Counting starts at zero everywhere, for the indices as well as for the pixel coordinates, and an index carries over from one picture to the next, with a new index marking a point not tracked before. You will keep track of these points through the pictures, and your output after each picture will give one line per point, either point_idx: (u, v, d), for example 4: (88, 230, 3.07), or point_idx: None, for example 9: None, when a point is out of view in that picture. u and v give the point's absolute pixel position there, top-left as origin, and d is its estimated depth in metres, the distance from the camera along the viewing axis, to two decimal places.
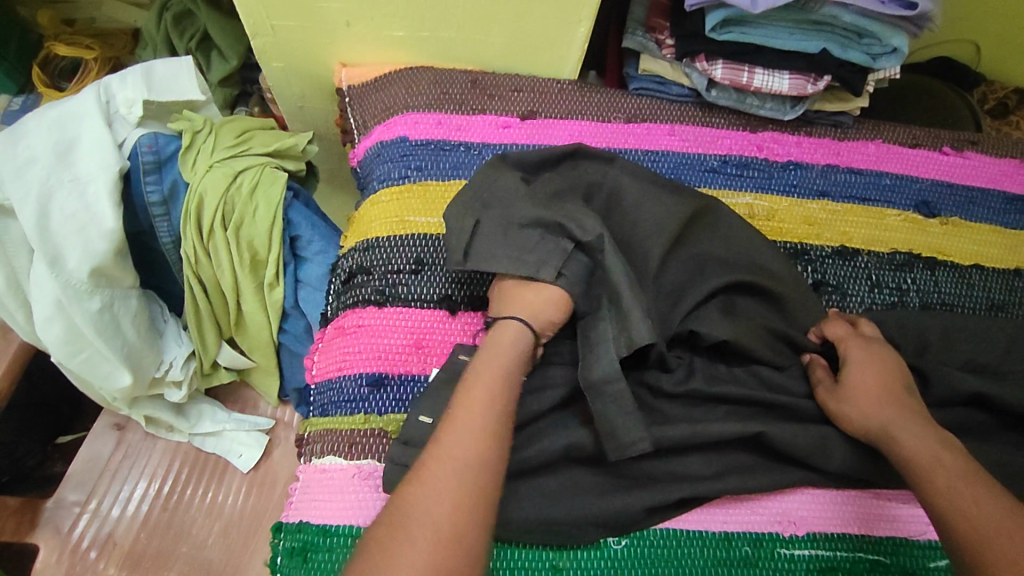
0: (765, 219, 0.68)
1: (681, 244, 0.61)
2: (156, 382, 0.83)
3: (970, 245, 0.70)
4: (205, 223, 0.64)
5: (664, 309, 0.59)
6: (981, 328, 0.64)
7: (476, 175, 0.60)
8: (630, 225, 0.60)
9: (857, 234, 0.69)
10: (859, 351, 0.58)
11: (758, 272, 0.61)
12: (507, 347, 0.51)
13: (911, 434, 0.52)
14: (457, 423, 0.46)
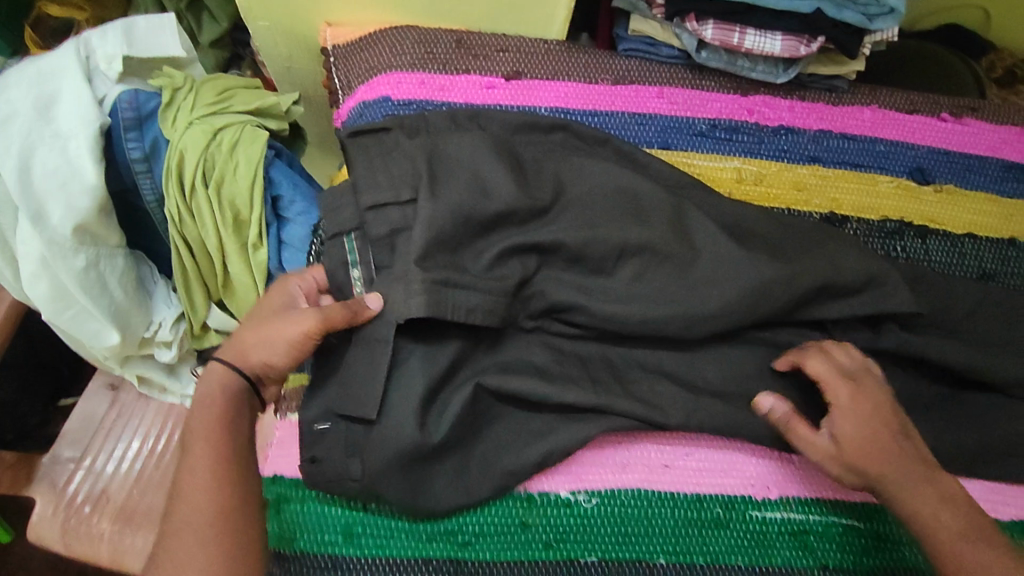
0: (753, 184, 0.67)
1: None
2: (146, 341, 0.84)
3: (965, 214, 0.68)
4: (186, 179, 0.64)
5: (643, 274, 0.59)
6: (964, 303, 0.63)
7: (456, 140, 0.59)
8: (609, 189, 0.59)
9: (847, 201, 0.68)
10: (851, 392, 0.54)
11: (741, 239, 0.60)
12: (214, 394, 0.53)
13: (910, 488, 0.52)
14: (188, 478, 0.49)
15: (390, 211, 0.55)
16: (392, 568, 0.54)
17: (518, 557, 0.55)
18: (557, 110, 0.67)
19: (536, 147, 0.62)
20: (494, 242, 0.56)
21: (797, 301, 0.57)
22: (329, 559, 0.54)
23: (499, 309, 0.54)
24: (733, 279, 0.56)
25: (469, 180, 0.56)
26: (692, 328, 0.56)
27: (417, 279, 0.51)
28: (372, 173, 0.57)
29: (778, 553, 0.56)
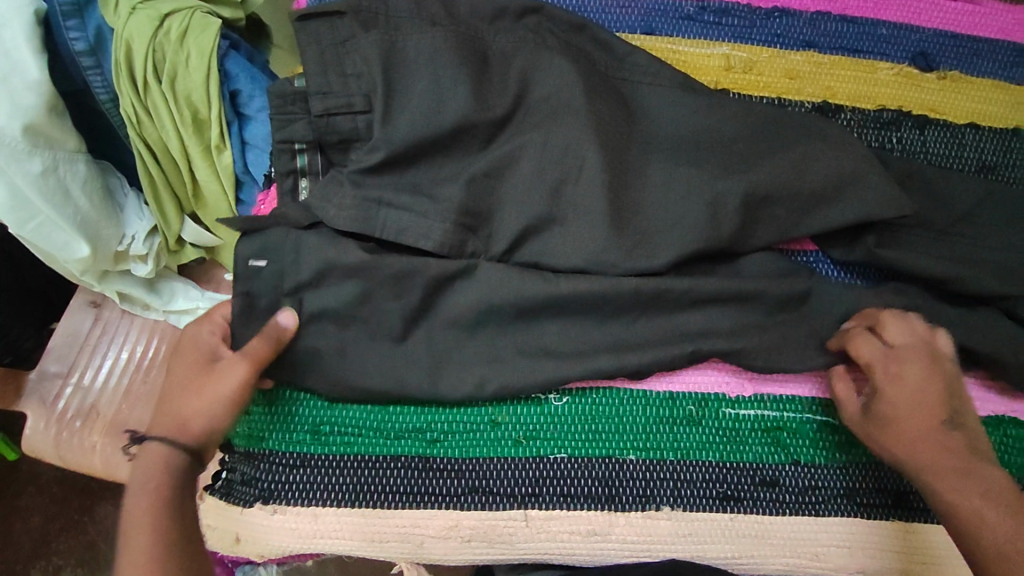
0: (743, 71, 0.62)
1: (645, 118, 0.56)
2: (121, 256, 0.82)
3: (968, 102, 0.64)
4: (138, 74, 0.61)
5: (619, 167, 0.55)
6: (972, 198, 0.58)
7: (413, 35, 0.53)
8: (583, 74, 0.54)
9: (842, 89, 0.63)
10: (894, 372, 0.51)
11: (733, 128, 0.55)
12: (163, 471, 0.47)
13: (947, 487, 0.47)
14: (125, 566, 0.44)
15: (342, 122, 0.52)
16: (359, 466, 0.52)
17: (488, 455, 0.53)
18: None
19: (509, 36, 0.56)
20: (449, 164, 0.54)
21: (780, 211, 0.54)
22: (292, 458, 0.52)
23: (454, 228, 0.52)
24: (708, 184, 0.53)
25: (428, 89, 0.52)
26: (668, 224, 0.53)
27: (352, 195, 0.51)
28: (325, 74, 0.52)
29: (751, 449, 0.56)
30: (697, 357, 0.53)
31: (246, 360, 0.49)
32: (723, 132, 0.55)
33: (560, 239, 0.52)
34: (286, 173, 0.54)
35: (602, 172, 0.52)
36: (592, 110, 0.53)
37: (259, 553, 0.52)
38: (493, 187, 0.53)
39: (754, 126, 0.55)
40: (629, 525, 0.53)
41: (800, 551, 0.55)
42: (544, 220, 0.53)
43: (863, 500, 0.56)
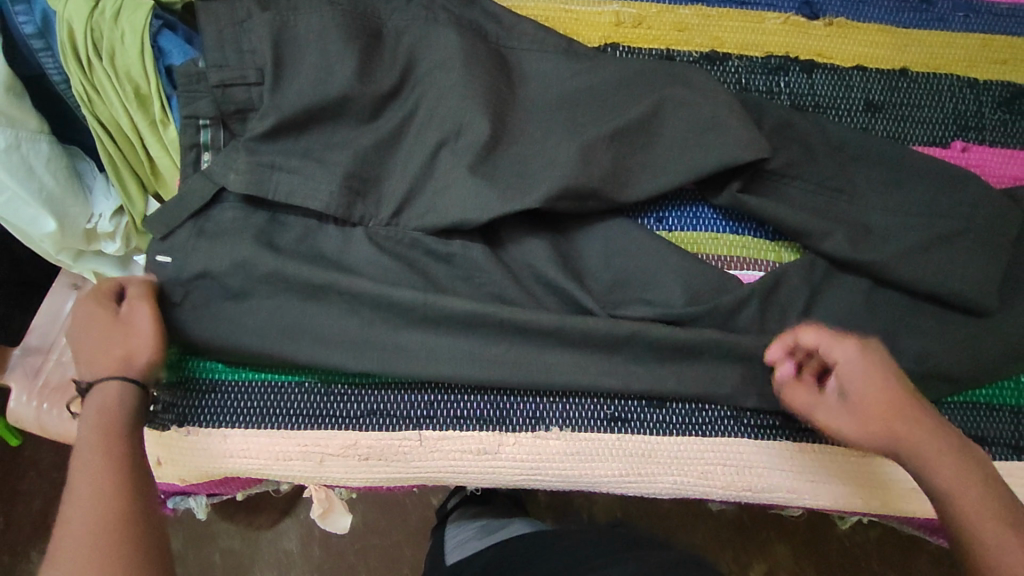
0: (632, 26, 0.66)
1: (524, 80, 0.62)
2: (90, 236, 0.85)
3: (854, 46, 0.67)
4: (81, 52, 0.68)
5: (504, 121, 0.59)
6: (845, 141, 0.62)
7: (305, 15, 0.59)
8: (468, 39, 0.60)
9: (730, 38, 0.67)
10: (838, 353, 0.50)
11: (606, 87, 0.60)
12: (113, 405, 0.50)
13: (933, 466, 0.46)
14: (79, 488, 0.45)
15: (236, 93, 0.58)
16: (264, 392, 0.56)
17: (384, 380, 0.56)
18: None
19: (401, 15, 0.61)
20: (343, 120, 0.59)
21: (651, 158, 0.59)
22: (205, 384, 0.57)
23: (334, 169, 0.57)
24: (582, 136, 0.58)
25: (319, 53, 0.58)
26: (547, 167, 0.57)
27: (244, 159, 0.57)
28: (221, 49, 0.57)
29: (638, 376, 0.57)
30: (570, 296, 0.57)
31: (145, 298, 0.54)
32: (596, 93, 0.60)
33: (445, 185, 0.57)
34: (189, 147, 0.58)
35: (480, 122, 0.57)
36: (471, 73, 0.59)
37: (180, 475, 0.57)
38: (378, 151, 0.58)
39: (624, 86, 0.60)
40: (518, 445, 0.56)
41: (688, 469, 0.56)
42: (425, 175, 0.58)
43: (754, 422, 0.57)
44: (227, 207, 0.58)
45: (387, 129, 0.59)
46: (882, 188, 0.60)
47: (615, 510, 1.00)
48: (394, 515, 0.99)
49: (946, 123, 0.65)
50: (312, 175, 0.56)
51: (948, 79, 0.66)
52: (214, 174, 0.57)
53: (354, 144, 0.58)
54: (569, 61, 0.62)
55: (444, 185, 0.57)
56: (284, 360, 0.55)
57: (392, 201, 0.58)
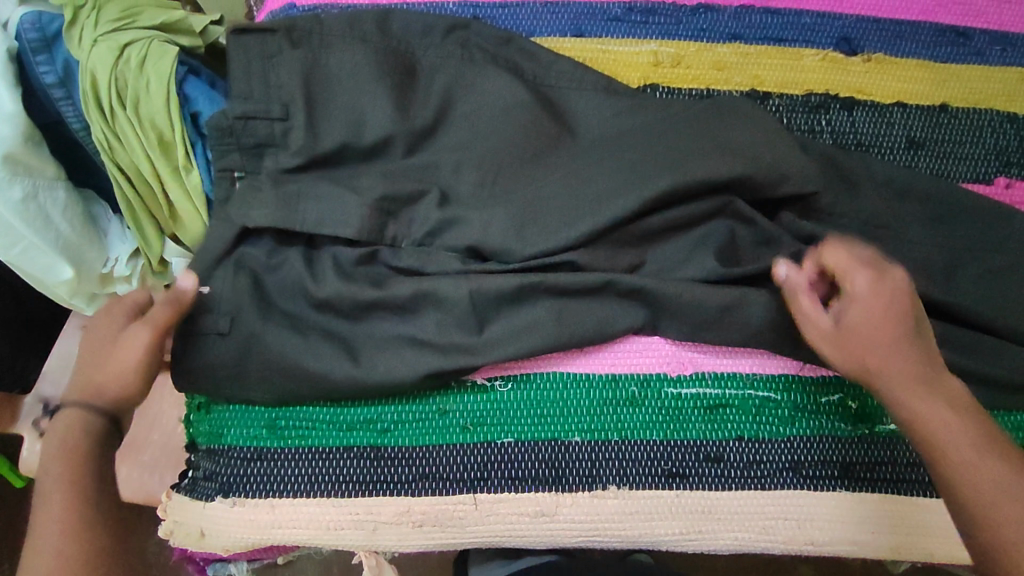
0: (671, 66, 0.65)
1: (569, 119, 0.62)
2: (106, 279, 0.83)
3: (893, 82, 0.66)
4: (104, 101, 0.65)
5: (546, 169, 0.59)
6: (890, 180, 0.61)
7: (337, 52, 0.59)
8: (508, 89, 0.61)
9: (769, 77, 0.66)
10: (859, 287, 0.50)
11: (650, 130, 0.59)
12: (75, 446, 0.50)
13: (899, 386, 0.49)
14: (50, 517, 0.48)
15: (257, 128, 0.58)
16: (313, 458, 0.54)
17: (436, 442, 0.55)
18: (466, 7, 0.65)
19: (437, 51, 0.62)
20: (386, 169, 0.59)
21: (700, 201, 0.58)
22: (250, 452, 0.55)
23: (375, 221, 0.56)
24: (628, 179, 0.57)
25: (350, 103, 0.58)
26: (595, 215, 0.56)
27: (281, 203, 0.57)
28: (248, 82, 0.58)
29: (693, 427, 0.56)
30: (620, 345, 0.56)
31: (148, 325, 0.52)
32: (641, 135, 0.59)
33: (491, 236, 0.56)
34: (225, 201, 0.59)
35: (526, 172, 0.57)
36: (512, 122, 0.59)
37: (223, 547, 0.54)
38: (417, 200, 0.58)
39: (670, 128, 0.59)
40: (575, 505, 0.54)
41: (748, 524, 0.55)
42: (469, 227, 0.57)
43: (813, 473, 0.56)
44: (272, 261, 0.57)
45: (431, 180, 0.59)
46: (929, 227, 0.60)
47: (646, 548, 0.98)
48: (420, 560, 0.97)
49: (990, 158, 0.64)
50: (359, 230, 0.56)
51: (988, 113, 0.65)
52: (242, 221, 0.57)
53: (398, 196, 0.57)
54: (608, 104, 0.62)
55: (490, 236, 0.56)
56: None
57: (440, 256, 0.57)
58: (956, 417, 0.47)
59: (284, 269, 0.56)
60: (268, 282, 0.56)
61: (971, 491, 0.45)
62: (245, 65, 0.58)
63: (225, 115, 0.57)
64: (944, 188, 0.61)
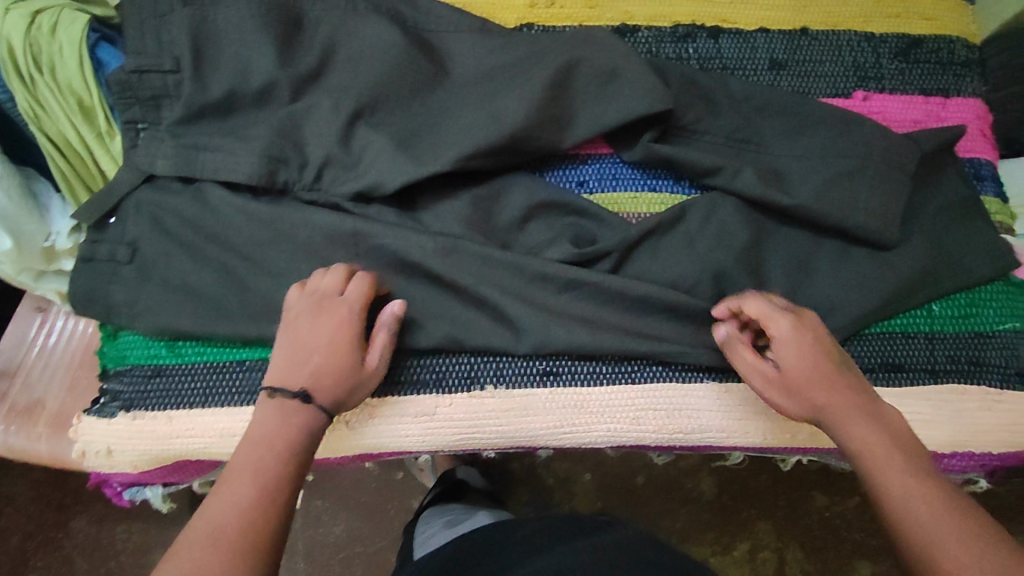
0: (545, 6, 0.70)
1: (446, 60, 0.67)
2: (50, 257, 0.83)
3: (757, 11, 0.71)
4: (21, 68, 0.70)
5: (427, 108, 0.64)
6: (754, 102, 0.65)
7: (224, 8, 0.63)
8: (392, 33, 0.65)
9: (639, 12, 0.70)
10: (790, 334, 0.53)
11: (521, 65, 0.64)
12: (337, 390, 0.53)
13: (849, 422, 0.51)
14: (255, 426, 0.50)
15: (152, 79, 0.62)
16: (210, 372, 0.58)
17: None
18: None
19: (323, 4, 0.66)
20: (275, 113, 0.63)
21: (565, 129, 0.63)
22: (149, 369, 0.59)
23: (259, 160, 0.60)
24: (497, 109, 0.62)
25: (239, 53, 0.63)
26: (467, 143, 0.61)
27: (181, 146, 0.61)
28: (141, 38, 0.62)
29: None
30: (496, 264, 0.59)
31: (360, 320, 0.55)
32: (516, 72, 0.64)
33: (372, 167, 0.61)
34: (130, 151, 0.63)
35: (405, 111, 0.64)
36: (394, 63, 0.64)
37: (130, 462, 0.59)
38: (299, 137, 0.62)
39: (540, 61, 0.63)
40: (454, 405, 0.58)
41: (620, 416, 0.58)
42: (353, 160, 0.62)
43: (682, 366, 0.59)
44: (171, 203, 0.60)
45: (318, 119, 0.62)
46: (788, 141, 0.64)
47: (595, 501, 1.02)
48: (376, 523, 1.02)
49: (848, 75, 0.69)
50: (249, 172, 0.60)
51: (847, 35, 0.70)
52: (141, 164, 0.61)
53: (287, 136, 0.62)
54: (486, 45, 0.67)
55: (373, 168, 0.61)
56: (230, 336, 0.58)
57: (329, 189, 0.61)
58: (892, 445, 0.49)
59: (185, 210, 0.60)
60: (171, 220, 0.60)
61: (897, 515, 0.46)
62: (138, 23, 0.62)
63: (121, 69, 0.62)
64: (799, 105, 0.65)
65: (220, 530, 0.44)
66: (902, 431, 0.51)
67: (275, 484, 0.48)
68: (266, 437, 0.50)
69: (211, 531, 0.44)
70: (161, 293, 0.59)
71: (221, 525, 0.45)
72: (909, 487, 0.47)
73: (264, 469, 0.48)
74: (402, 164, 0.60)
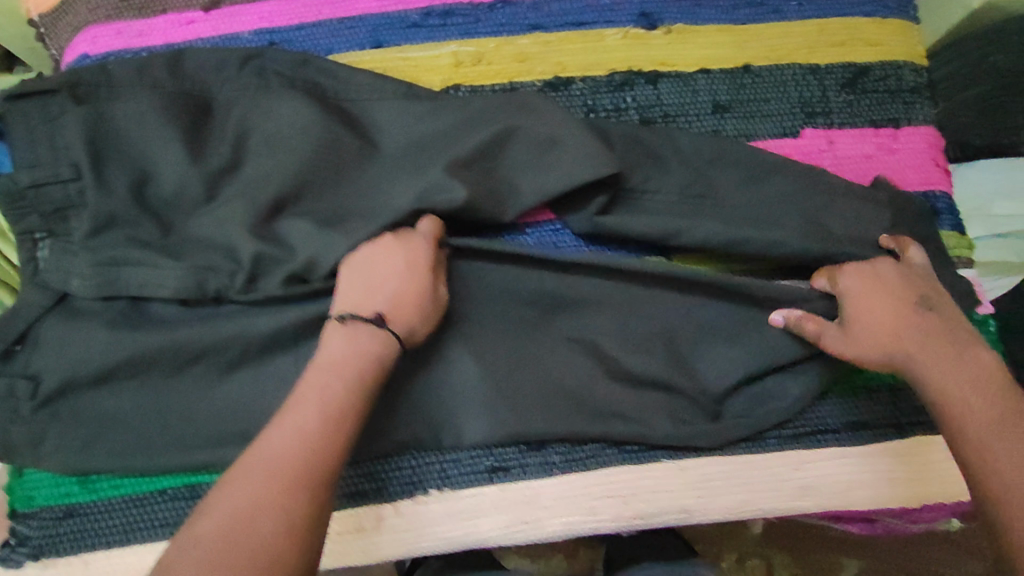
0: (473, 64, 0.66)
1: (373, 131, 0.63)
2: None
3: (696, 50, 0.67)
4: None
5: (357, 187, 0.60)
6: (703, 155, 0.61)
7: (123, 103, 0.59)
8: (313, 109, 0.61)
9: (572, 62, 0.66)
10: (862, 286, 0.55)
11: (452, 135, 0.59)
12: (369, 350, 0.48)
13: (939, 368, 0.50)
14: (302, 401, 0.44)
15: (52, 192, 0.57)
16: (125, 508, 0.57)
17: None
18: (261, 33, 0.65)
19: (232, 86, 0.62)
20: (191, 213, 0.59)
21: (505, 203, 0.59)
22: (60, 511, 0.57)
23: (182, 269, 0.56)
24: (430, 187, 0.57)
25: (145, 150, 0.59)
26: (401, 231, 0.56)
27: (91, 262, 0.56)
28: (33, 149, 0.57)
29: None
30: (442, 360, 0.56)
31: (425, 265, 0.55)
32: (447, 144, 0.59)
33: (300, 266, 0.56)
34: (28, 263, 0.58)
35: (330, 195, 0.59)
36: (316, 143, 0.59)
37: None
38: (218, 238, 0.57)
39: (471, 131, 0.59)
40: (396, 514, 0.56)
41: (574, 507, 0.57)
42: (279, 256, 0.57)
43: (637, 446, 0.58)
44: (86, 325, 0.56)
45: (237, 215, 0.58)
46: (739, 194, 0.61)
47: None
48: None
49: (794, 112, 0.65)
50: (170, 284, 0.56)
51: (791, 68, 0.66)
52: (51, 283, 0.57)
53: (207, 237, 0.58)
54: (415, 112, 0.62)
55: (301, 266, 0.56)
56: (150, 469, 0.56)
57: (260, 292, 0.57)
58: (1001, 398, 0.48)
59: (100, 332, 0.56)
60: (87, 344, 0.56)
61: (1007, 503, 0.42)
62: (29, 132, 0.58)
63: (15, 181, 0.57)
64: (746, 155, 0.62)
65: (240, 521, 0.38)
66: (995, 383, 0.49)
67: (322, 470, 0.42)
68: (314, 405, 0.44)
69: (270, 464, 0.41)
70: (81, 425, 0.56)
71: (280, 456, 0.41)
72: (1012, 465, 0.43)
73: (307, 446, 0.42)
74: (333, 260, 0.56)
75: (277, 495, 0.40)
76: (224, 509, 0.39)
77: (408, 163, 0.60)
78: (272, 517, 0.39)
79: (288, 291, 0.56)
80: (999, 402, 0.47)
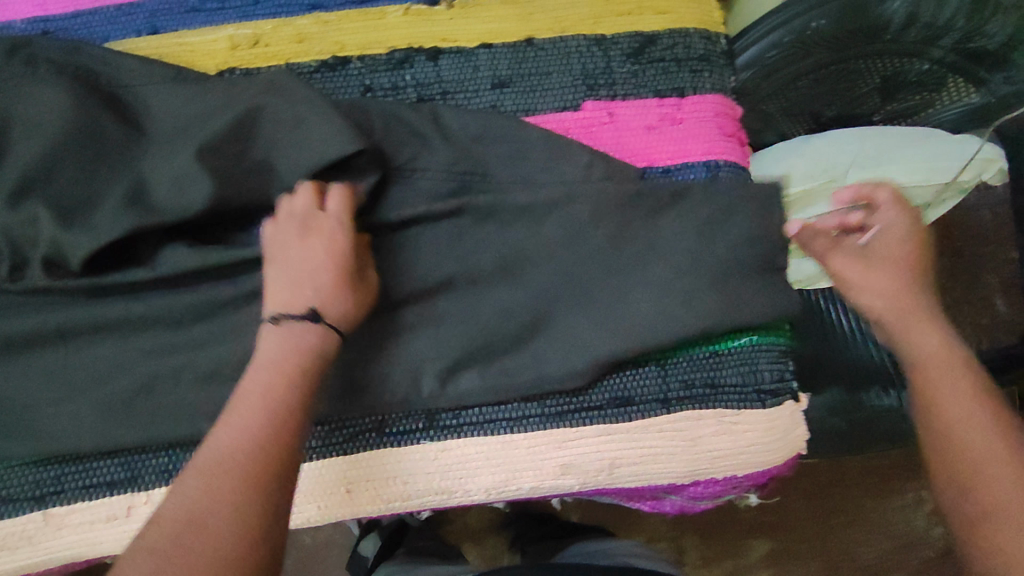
0: (250, 46, 0.65)
1: (143, 116, 0.61)
2: None
3: (479, 24, 0.65)
4: None
5: (114, 173, 0.58)
6: (470, 131, 0.61)
7: None
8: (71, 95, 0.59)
9: (350, 40, 0.65)
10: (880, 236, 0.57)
11: (208, 119, 0.59)
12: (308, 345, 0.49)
13: (923, 335, 0.52)
14: (245, 402, 0.47)
15: None
16: None
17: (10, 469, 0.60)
18: (34, 22, 0.65)
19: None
20: None
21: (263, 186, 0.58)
22: None
23: None
24: (179, 173, 0.56)
25: None
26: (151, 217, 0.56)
27: None
28: None
29: None
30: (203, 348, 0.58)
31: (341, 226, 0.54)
32: (200, 127, 0.58)
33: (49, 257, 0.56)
34: None
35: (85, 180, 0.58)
36: (72, 129, 0.58)
37: None
38: None
39: (223, 113, 0.58)
40: (151, 502, 0.59)
41: (327, 492, 0.58)
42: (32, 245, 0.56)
43: (397, 428, 0.58)
44: None
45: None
46: (506, 170, 0.60)
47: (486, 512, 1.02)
48: None
49: (576, 84, 0.64)
50: None
51: (575, 40, 0.65)
52: None
53: None
54: (179, 96, 0.61)
55: (52, 255, 0.56)
56: None
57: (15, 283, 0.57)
58: (969, 392, 0.49)
59: None
60: None
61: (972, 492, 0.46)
62: None
63: None
64: (514, 132, 0.61)
65: (190, 517, 0.41)
66: (956, 363, 0.51)
67: (271, 461, 0.44)
68: (257, 401, 0.46)
69: (216, 459, 0.44)
70: None
71: (226, 451, 0.44)
72: (979, 448, 0.47)
73: (249, 443, 0.44)
74: (83, 247, 0.55)
75: (225, 487, 0.42)
76: (174, 512, 0.41)
77: (165, 148, 0.59)
78: (226, 512, 0.41)
79: (53, 282, 0.56)
80: (965, 393, 0.49)
